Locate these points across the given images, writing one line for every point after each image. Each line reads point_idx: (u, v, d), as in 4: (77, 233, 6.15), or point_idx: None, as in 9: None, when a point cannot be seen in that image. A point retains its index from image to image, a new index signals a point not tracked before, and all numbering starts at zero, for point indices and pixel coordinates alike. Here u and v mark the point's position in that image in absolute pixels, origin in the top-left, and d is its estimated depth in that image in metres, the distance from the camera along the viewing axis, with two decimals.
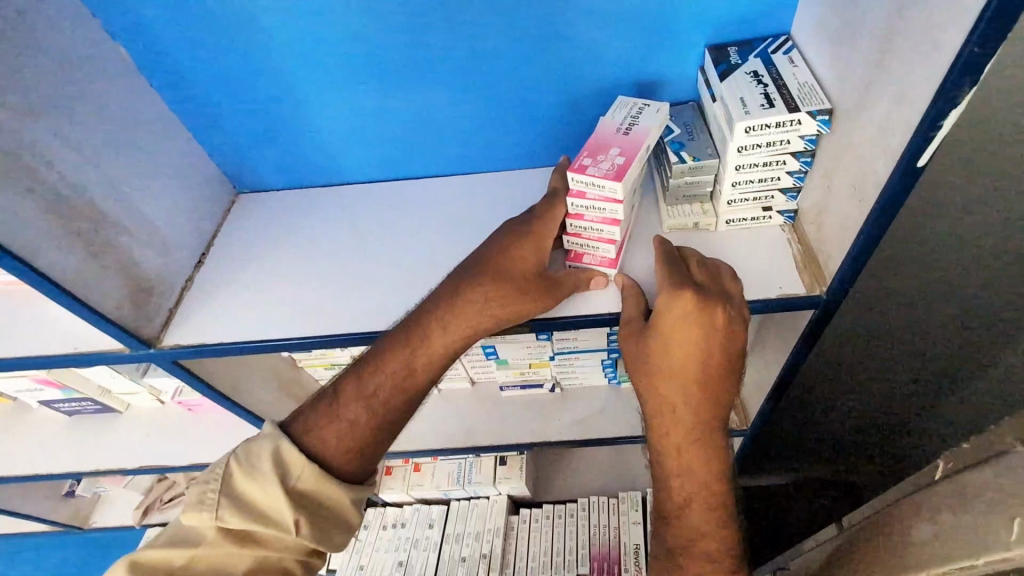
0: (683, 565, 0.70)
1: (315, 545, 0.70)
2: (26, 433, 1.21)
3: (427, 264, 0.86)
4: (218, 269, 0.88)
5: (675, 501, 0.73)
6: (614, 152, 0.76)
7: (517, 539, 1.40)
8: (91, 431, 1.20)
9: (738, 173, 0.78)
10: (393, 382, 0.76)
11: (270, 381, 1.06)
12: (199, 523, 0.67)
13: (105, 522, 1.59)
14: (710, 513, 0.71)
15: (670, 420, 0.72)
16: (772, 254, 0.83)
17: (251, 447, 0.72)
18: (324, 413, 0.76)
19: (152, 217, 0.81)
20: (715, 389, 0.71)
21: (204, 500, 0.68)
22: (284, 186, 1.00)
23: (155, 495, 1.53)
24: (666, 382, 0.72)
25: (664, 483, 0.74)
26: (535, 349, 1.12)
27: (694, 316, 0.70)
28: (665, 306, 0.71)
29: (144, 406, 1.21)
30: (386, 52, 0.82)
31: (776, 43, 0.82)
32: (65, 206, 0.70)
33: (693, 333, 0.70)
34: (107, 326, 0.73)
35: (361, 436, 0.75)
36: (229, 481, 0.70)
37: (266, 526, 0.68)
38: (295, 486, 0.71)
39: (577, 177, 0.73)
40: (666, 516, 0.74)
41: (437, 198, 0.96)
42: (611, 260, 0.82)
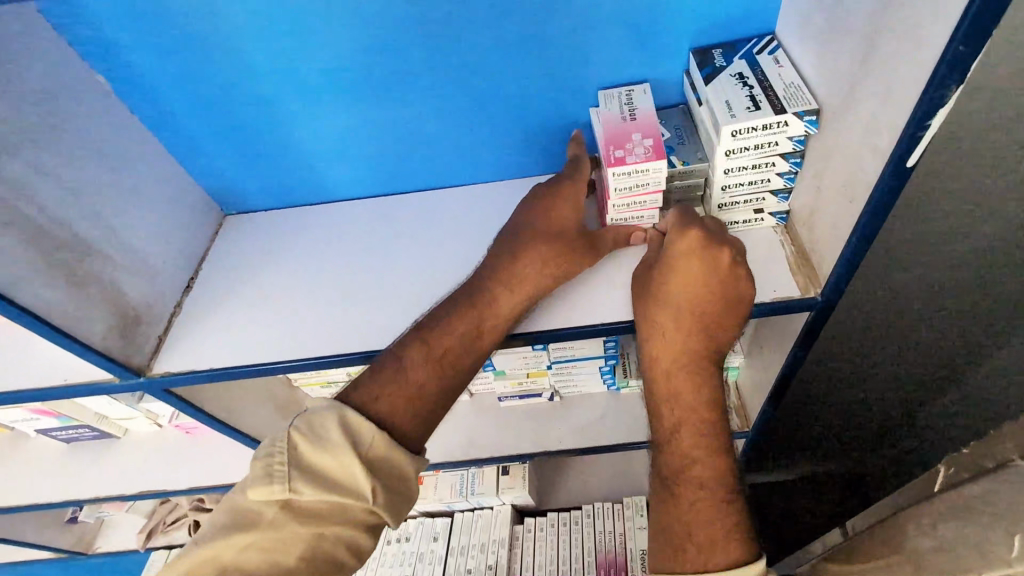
0: (678, 495, 0.72)
1: (386, 514, 0.67)
2: (23, 463, 1.20)
3: (416, 279, 0.85)
4: (207, 294, 0.87)
5: (665, 424, 0.77)
6: (638, 137, 0.78)
7: (523, 548, 1.39)
8: (90, 458, 1.19)
9: (728, 176, 0.77)
10: (456, 345, 0.76)
11: (266, 401, 1.06)
12: (267, 498, 0.62)
13: (110, 547, 1.58)
14: (698, 436, 0.74)
15: (670, 354, 0.76)
16: (765, 257, 0.82)
17: (313, 417, 0.66)
18: (391, 378, 0.72)
19: (138, 245, 0.81)
20: (713, 324, 0.75)
21: (272, 474, 0.62)
22: (272, 206, 0.99)
23: (158, 518, 1.53)
24: (670, 318, 0.75)
25: (657, 412, 0.78)
26: (532, 359, 1.11)
27: (698, 255, 0.73)
28: (672, 245, 0.74)
29: (142, 431, 1.21)
30: (368, 70, 0.81)
31: (761, 43, 0.81)
32: (49, 239, 0.69)
33: (696, 270, 0.73)
34: (95, 357, 0.72)
35: (429, 396, 0.73)
36: (297, 453, 0.64)
37: (340, 496, 0.64)
38: (364, 454, 0.66)
39: (618, 171, 0.75)
40: (660, 446, 0.77)
41: (426, 212, 0.95)
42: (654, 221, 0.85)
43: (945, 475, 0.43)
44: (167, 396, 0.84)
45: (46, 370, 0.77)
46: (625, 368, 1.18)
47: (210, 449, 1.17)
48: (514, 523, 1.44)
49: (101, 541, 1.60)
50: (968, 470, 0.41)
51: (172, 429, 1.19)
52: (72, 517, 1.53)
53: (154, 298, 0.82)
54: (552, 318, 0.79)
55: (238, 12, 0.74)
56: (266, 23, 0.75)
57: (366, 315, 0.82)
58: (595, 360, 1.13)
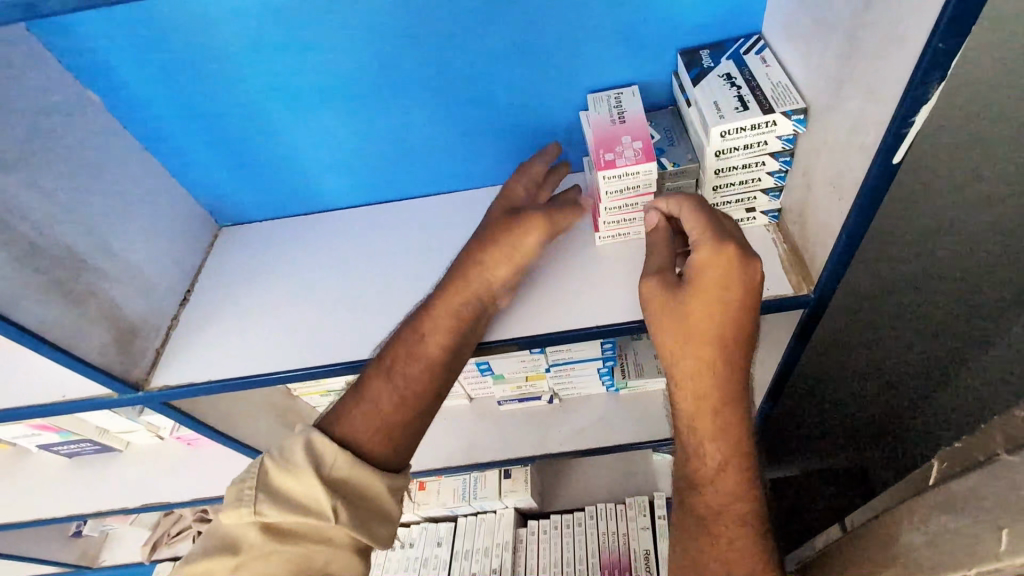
0: (715, 534, 0.64)
1: (361, 536, 0.64)
2: (27, 479, 1.21)
3: (412, 287, 0.86)
4: (205, 306, 0.88)
5: (709, 467, 0.66)
6: (628, 140, 0.78)
7: (527, 551, 1.40)
8: (92, 472, 1.20)
9: (718, 176, 0.78)
10: (407, 354, 0.74)
11: (266, 411, 1.06)
12: (237, 522, 0.62)
13: (116, 559, 1.59)
14: (743, 474, 0.66)
15: (702, 383, 0.67)
16: (758, 255, 0.82)
17: (284, 444, 0.67)
18: (356, 404, 0.71)
19: (133, 259, 0.81)
20: (740, 344, 0.67)
21: (242, 497, 0.63)
22: (267, 217, 1.00)
23: (163, 530, 1.53)
24: (705, 343, 0.66)
25: (694, 451, 0.68)
26: (531, 362, 1.11)
27: (733, 272, 0.65)
28: (704, 259, 0.66)
29: (143, 444, 1.21)
30: (358, 80, 0.82)
31: (748, 43, 0.82)
32: (44, 257, 0.70)
33: (731, 289, 0.66)
34: (93, 372, 0.73)
35: (397, 421, 0.71)
36: (265, 478, 0.64)
37: (307, 517, 0.63)
38: (330, 475, 0.65)
39: (610, 174, 0.75)
40: (693, 485, 0.67)
41: (420, 219, 0.95)
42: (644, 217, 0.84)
43: (938, 469, 0.43)
44: (168, 411, 0.85)
45: (45, 386, 0.78)
46: (624, 369, 1.18)
47: (211, 460, 1.18)
48: (517, 526, 1.45)
49: (106, 554, 1.61)
50: (958, 464, 0.40)
51: (174, 441, 1.20)
52: (77, 530, 1.53)
53: (150, 312, 0.83)
54: (548, 322, 0.80)
55: (227, 26, 0.75)
56: (256, 37, 0.76)
57: (363, 324, 0.83)
58: (593, 362, 1.13)
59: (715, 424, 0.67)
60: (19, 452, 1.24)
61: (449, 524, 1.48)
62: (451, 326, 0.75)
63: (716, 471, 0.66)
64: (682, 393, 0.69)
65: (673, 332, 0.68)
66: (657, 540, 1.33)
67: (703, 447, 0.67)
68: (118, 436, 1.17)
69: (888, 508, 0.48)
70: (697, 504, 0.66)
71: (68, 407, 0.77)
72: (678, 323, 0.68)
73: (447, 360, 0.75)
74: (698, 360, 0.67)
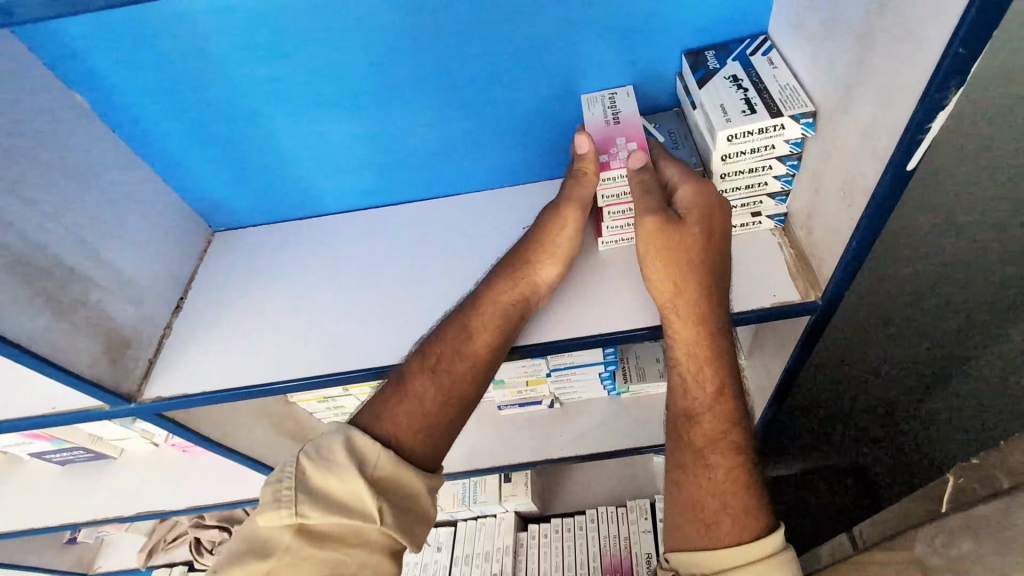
0: (712, 466, 0.67)
1: (399, 536, 0.62)
2: (17, 488, 1.19)
3: (413, 293, 0.84)
4: (198, 314, 0.86)
5: (703, 401, 0.70)
6: (621, 142, 0.77)
7: (527, 556, 1.38)
8: (85, 480, 1.18)
9: (724, 180, 0.76)
10: (454, 351, 0.73)
11: (262, 419, 1.04)
12: (276, 524, 0.59)
13: (112, 566, 1.58)
14: (736, 408, 0.70)
15: (699, 311, 0.70)
16: (764, 261, 0.80)
17: (321, 441, 0.64)
18: (391, 395, 0.70)
19: (123, 267, 0.79)
20: (721, 279, 0.71)
21: (280, 498, 0.60)
22: (263, 220, 0.98)
23: (159, 535, 1.52)
24: (693, 271, 0.70)
25: (694, 378, 0.71)
26: (531, 367, 1.10)
27: (714, 207, 0.71)
28: (689, 197, 0.71)
29: (137, 452, 1.19)
30: (355, 83, 0.80)
31: (754, 44, 0.80)
32: (33, 267, 0.68)
33: (714, 222, 0.71)
34: (83, 385, 0.71)
35: (432, 408, 0.69)
36: (304, 477, 0.61)
37: (347, 518, 0.60)
38: (372, 474, 0.62)
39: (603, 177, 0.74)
40: (688, 414, 0.71)
41: (419, 223, 0.93)
42: None
43: (953, 489, 0.42)
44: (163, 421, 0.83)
45: (34, 398, 0.76)
46: (625, 373, 1.17)
47: (207, 468, 1.16)
48: (517, 530, 1.44)
49: (101, 560, 1.59)
50: (978, 486, 0.40)
51: (169, 448, 1.18)
52: (69, 538, 1.51)
53: (143, 320, 0.81)
54: (550, 329, 0.78)
55: (217, 28, 0.72)
56: (248, 38, 0.74)
57: (362, 331, 0.81)
58: (595, 366, 1.12)
59: (710, 353, 0.70)
60: (11, 459, 1.22)
61: (448, 529, 1.46)
62: (497, 324, 0.75)
63: (713, 399, 0.70)
64: (676, 328, 0.71)
65: (669, 267, 0.70)
66: (659, 543, 1.32)
67: (702, 376, 0.71)
68: (111, 443, 1.15)
69: (900, 531, 0.48)
70: (696, 436, 0.69)
71: (61, 417, 0.76)
72: (678, 252, 0.70)
73: (493, 361, 0.74)
74: (695, 290, 0.70)
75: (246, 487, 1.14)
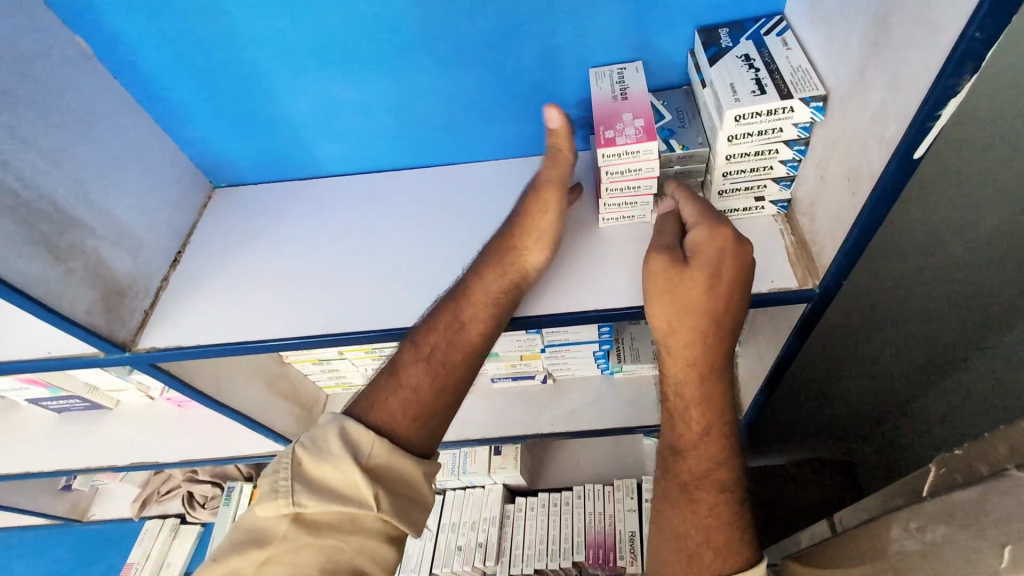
0: (697, 499, 0.68)
1: (395, 523, 0.64)
2: (15, 432, 1.21)
3: (410, 259, 0.84)
4: (193, 269, 0.86)
5: (695, 432, 0.70)
6: (628, 117, 0.75)
7: (513, 527, 1.41)
8: (80, 430, 1.20)
9: (728, 162, 0.75)
10: (450, 342, 0.73)
11: (257, 377, 1.06)
12: (273, 514, 0.60)
13: (106, 513, 1.62)
14: (726, 440, 0.70)
15: (693, 352, 0.70)
16: (764, 247, 0.80)
17: (317, 432, 0.65)
18: (387, 385, 0.71)
19: (122, 217, 0.79)
20: (729, 320, 0.69)
21: (278, 488, 0.61)
22: (263, 179, 0.97)
23: (152, 487, 1.54)
24: (697, 312, 0.68)
25: (680, 414, 0.71)
26: (526, 342, 1.10)
27: (726, 252, 0.67)
28: (703, 237, 0.68)
29: (133, 403, 1.21)
30: (360, 45, 0.79)
31: (769, 24, 0.78)
32: (29, 210, 0.68)
33: (723, 261, 0.67)
34: (80, 332, 0.71)
35: (427, 401, 0.70)
36: (301, 469, 0.62)
37: (344, 506, 0.61)
38: (368, 462, 0.64)
39: (608, 152, 0.72)
40: (676, 451, 0.72)
41: (418, 191, 0.93)
42: (650, 194, 0.79)
43: (934, 476, 0.42)
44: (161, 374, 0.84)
45: (31, 341, 0.77)
46: (619, 353, 1.17)
47: (203, 423, 1.18)
48: (505, 502, 1.46)
49: (95, 507, 1.63)
50: (959, 474, 0.40)
51: (165, 402, 1.20)
52: (63, 485, 1.55)
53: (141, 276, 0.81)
54: (547, 302, 0.78)
55: None
56: None
57: (359, 295, 0.81)
58: (589, 345, 1.12)
59: (702, 389, 0.70)
60: (9, 404, 1.24)
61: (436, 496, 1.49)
62: (488, 313, 0.75)
63: (697, 437, 0.70)
64: (675, 359, 0.71)
65: (670, 305, 0.69)
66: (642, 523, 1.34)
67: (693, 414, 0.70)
68: (107, 395, 1.17)
69: (878, 514, 0.48)
70: (681, 470, 0.70)
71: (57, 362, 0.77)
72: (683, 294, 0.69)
73: (484, 349, 0.75)
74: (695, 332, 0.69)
75: (240, 445, 1.16)
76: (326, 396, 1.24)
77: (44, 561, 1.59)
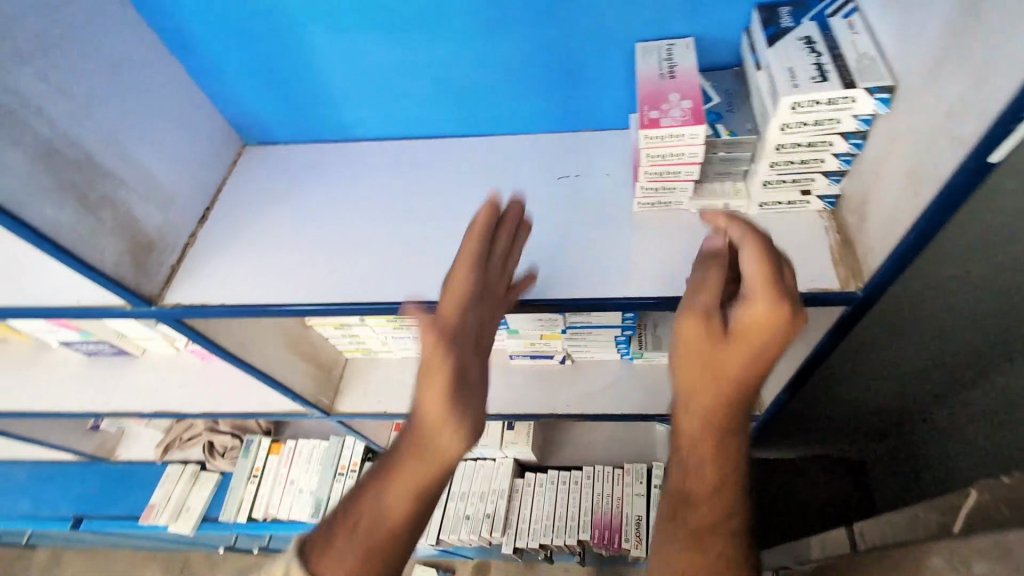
0: None
1: None
2: (46, 372, 1.25)
3: (437, 232, 0.82)
4: (221, 228, 0.86)
5: None
6: (675, 97, 0.71)
7: (522, 501, 1.43)
8: (108, 374, 1.23)
9: (778, 152, 0.71)
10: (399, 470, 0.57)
11: (279, 338, 1.06)
12: None
13: (132, 454, 1.69)
14: None
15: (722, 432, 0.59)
16: (807, 244, 0.76)
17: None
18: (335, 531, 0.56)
19: (152, 170, 0.79)
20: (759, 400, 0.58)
21: None
22: (293, 140, 0.96)
23: (175, 434, 1.60)
24: (731, 396, 0.57)
25: None
26: (548, 322, 1.08)
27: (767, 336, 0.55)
28: (737, 320, 0.55)
29: (158, 353, 1.24)
30: (397, 5, 0.75)
31: (835, 4, 0.73)
32: (61, 158, 0.68)
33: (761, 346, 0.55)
34: (107, 283, 0.72)
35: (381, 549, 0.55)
36: None
37: None
38: None
39: (651, 134, 0.69)
40: None
41: (448, 163, 0.91)
42: (691, 180, 0.76)
43: (978, 505, 0.40)
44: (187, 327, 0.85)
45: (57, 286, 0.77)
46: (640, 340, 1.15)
47: (225, 379, 1.20)
48: (515, 476, 1.47)
49: (121, 449, 1.71)
50: (1007, 507, 0.37)
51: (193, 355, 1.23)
52: (91, 425, 1.61)
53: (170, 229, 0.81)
54: (574, 286, 0.75)
55: None
56: None
57: (382, 265, 0.80)
58: (611, 330, 1.10)
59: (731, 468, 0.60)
60: (42, 345, 1.29)
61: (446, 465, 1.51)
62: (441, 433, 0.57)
63: None
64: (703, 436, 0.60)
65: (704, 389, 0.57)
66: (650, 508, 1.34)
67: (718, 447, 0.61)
68: (134, 343, 1.20)
69: (912, 537, 0.46)
70: None
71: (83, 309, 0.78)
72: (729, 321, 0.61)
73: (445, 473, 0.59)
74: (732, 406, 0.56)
75: (261, 400, 1.18)
76: (345, 360, 1.26)
77: (71, 495, 1.66)
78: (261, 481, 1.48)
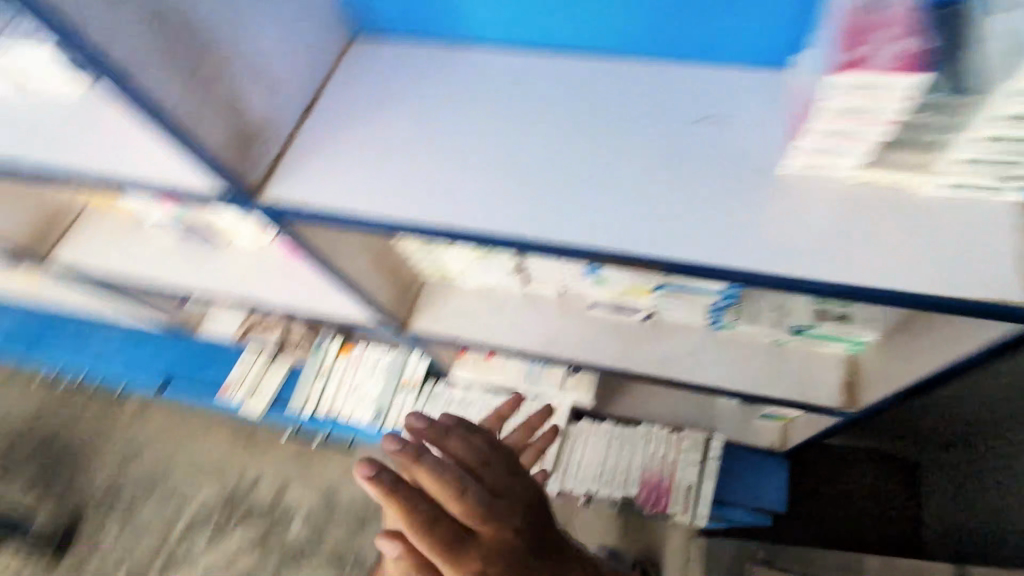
0: None
1: None
2: (143, 246, 1.31)
3: (552, 161, 0.74)
4: (322, 126, 0.81)
5: None
6: (887, 34, 0.56)
7: (571, 447, 1.46)
8: (196, 257, 1.28)
9: (999, 124, 0.56)
10: None
11: (363, 252, 1.03)
12: None
13: (213, 332, 1.83)
14: None
15: None
16: (997, 244, 0.62)
17: None
18: None
19: (260, 51, 0.74)
20: None
21: None
22: (401, 36, 0.88)
23: (253, 322, 1.76)
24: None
25: None
26: (643, 276, 0.98)
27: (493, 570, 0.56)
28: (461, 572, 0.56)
29: (243, 246, 1.26)
30: None
31: None
32: (173, 23, 0.64)
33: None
34: (209, 166, 0.70)
35: None
36: None
37: None
38: None
39: (846, 78, 0.55)
40: None
41: (570, 83, 0.80)
42: (874, 143, 0.62)
43: None
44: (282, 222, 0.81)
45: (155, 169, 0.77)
46: (736, 310, 1.06)
47: (303, 281, 1.21)
48: (568, 422, 1.47)
49: (205, 325, 1.85)
50: None
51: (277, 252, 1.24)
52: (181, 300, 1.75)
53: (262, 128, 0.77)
54: (708, 247, 0.66)
55: None
56: None
57: (493, 194, 0.73)
58: (705, 297, 1.00)
59: None
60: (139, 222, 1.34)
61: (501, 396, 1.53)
62: None
63: None
64: None
65: None
66: (701, 478, 1.37)
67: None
68: (225, 233, 1.22)
69: None
70: None
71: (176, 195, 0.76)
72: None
73: None
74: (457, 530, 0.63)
75: (340, 304, 1.21)
76: (423, 283, 1.24)
77: (167, 359, 1.91)
78: (326, 380, 1.60)
